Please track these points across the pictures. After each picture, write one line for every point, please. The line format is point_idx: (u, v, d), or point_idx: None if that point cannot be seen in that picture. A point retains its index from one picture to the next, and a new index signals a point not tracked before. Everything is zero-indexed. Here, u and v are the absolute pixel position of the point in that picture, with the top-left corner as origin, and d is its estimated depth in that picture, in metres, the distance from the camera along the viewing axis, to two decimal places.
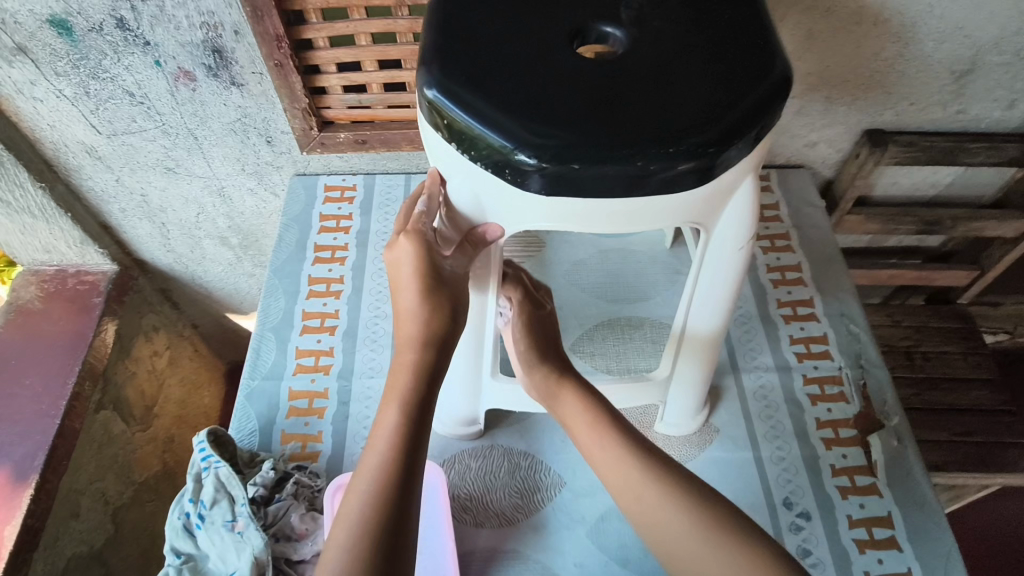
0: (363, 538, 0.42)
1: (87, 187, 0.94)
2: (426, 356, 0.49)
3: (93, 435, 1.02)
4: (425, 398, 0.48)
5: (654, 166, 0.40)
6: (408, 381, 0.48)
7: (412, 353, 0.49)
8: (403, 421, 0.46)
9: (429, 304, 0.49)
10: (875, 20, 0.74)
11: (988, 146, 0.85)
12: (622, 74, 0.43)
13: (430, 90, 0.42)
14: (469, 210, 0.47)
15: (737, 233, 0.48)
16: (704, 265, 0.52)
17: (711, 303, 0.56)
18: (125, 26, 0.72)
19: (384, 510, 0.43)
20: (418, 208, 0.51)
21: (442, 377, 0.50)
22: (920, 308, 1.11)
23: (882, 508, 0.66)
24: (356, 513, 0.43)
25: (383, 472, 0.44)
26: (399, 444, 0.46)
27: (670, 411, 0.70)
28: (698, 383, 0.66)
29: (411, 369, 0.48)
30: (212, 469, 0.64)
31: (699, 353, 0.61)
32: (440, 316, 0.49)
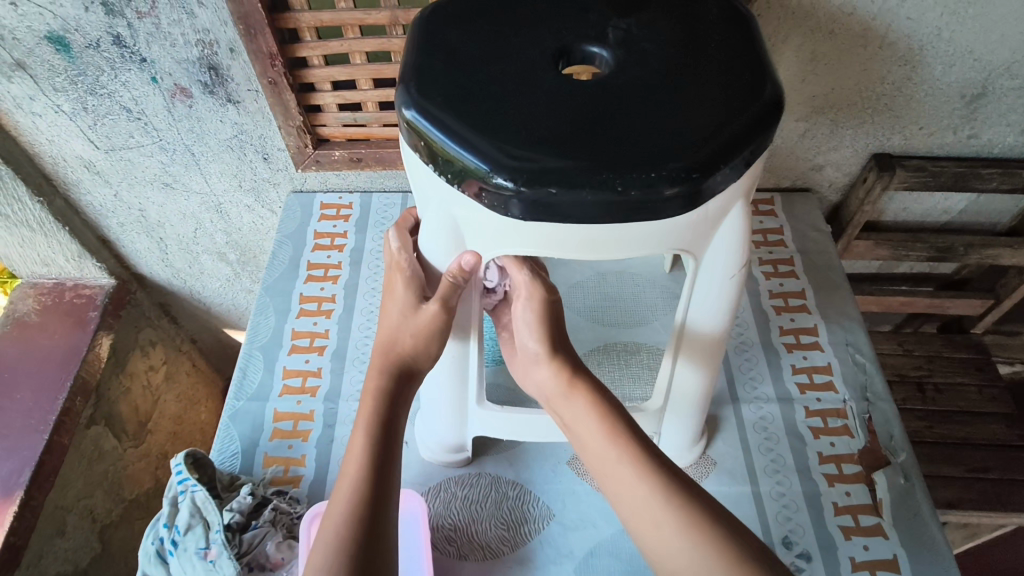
0: (341, 561, 0.42)
1: (86, 202, 0.94)
2: (391, 382, 0.51)
3: (83, 451, 1.01)
4: (392, 419, 0.49)
5: (634, 191, 0.38)
6: (375, 405, 0.50)
7: (377, 379, 0.51)
8: (371, 442, 0.48)
9: (406, 335, 0.51)
10: (881, 43, 0.72)
11: (1002, 171, 0.81)
12: (606, 96, 0.41)
13: (409, 110, 0.41)
14: (446, 238, 0.46)
15: (728, 259, 0.46)
16: (693, 297, 0.50)
17: (700, 334, 0.54)
18: (121, 44, 0.72)
19: (360, 531, 0.43)
20: (394, 245, 0.52)
21: (408, 402, 0.52)
22: (932, 338, 1.08)
23: (888, 550, 0.62)
24: (334, 540, 0.43)
25: (355, 500, 0.45)
26: (370, 466, 0.46)
27: (666, 434, 0.66)
28: (692, 414, 0.63)
29: (376, 395, 0.50)
30: (189, 493, 0.62)
31: (691, 388, 0.60)
32: (410, 345, 0.51)
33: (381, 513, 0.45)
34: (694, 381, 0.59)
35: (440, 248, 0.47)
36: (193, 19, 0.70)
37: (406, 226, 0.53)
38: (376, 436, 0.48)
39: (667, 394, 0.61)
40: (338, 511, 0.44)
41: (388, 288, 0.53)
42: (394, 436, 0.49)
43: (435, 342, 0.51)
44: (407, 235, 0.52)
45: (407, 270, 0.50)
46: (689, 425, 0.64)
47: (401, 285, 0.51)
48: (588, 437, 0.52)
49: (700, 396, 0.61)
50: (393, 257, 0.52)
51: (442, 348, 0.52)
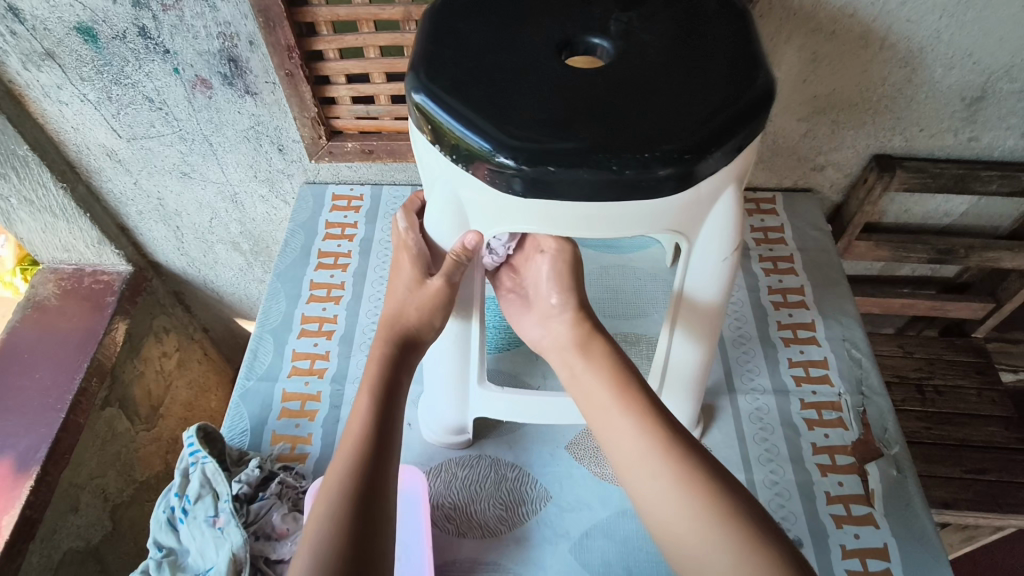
0: (342, 505, 0.44)
1: (107, 189, 0.98)
2: (394, 351, 0.53)
3: (97, 431, 1.04)
4: (395, 383, 0.52)
5: (629, 171, 0.40)
6: (378, 370, 0.52)
7: (382, 347, 0.53)
8: (373, 401, 0.50)
9: (411, 308, 0.53)
10: (881, 44, 0.74)
11: (1002, 174, 0.83)
12: (605, 83, 0.43)
13: (418, 94, 0.43)
14: (452, 217, 0.48)
15: (719, 244, 0.48)
16: (687, 282, 0.53)
17: (696, 310, 0.55)
18: (146, 35, 0.75)
19: (360, 482, 0.45)
20: (401, 225, 0.54)
21: (410, 368, 0.54)
22: (933, 341, 1.08)
23: (878, 538, 0.63)
24: (336, 485, 0.45)
25: (357, 452, 0.47)
26: (373, 424, 0.49)
27: (672, 371, 0.62)
28: (691, 381, 0.63)
29: (380, 360, 0.52)
30: (200, 465, 0.65)
31: (698, 323, 0.56)
32: (414, 318, 0.53)
33: (382, 467, 0.47)
34: (697, 326, 0.56)
35: (446, 227, 0.49)
36: (216, 12, 0.73)
37: (414, 208, 0.56)
38: (379, 398, 0.50)
39: (671, 330, 0.57)
40: (339, 463, 0.47)
41: (395, 266, 0.55)
42: (397, 400, 0.51)
43: (439, 315, 0.53)
44: (414, 217, 0.54)
45: (413, 247, 0.53)
46: (693, 373, 0.61)
47: (407, 263, 0.53)
48: (595, 395, 0.54)
49: (707, 340, 0.58)
50: (401, 236, 0.54)
51: (445, 320, 0.54)
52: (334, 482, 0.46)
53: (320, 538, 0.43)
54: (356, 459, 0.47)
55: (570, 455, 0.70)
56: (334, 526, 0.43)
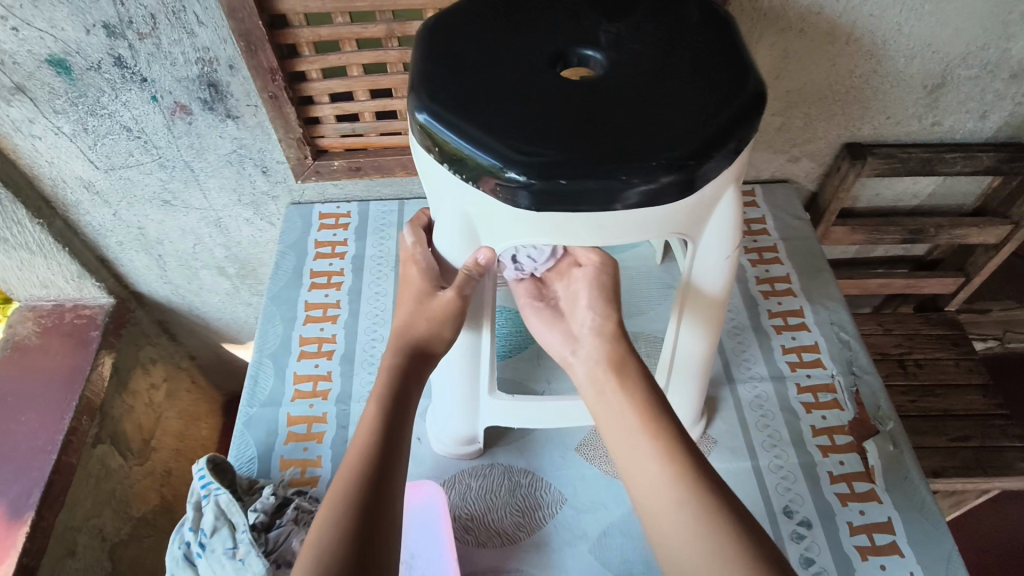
0: (348, 507, 0.44)
1: (85, 222, 0.96)
2: (402, 360, 0.53)
3: (91, 470, 1.02)
4: (404, 394, 0.51)
5: (637, 180, 0.41)
6: (387, 380, 0.52)
7: (392, 357, 0.54)
8: (380, 407, 0.50)
9: (420, 320, 0.53)
10: (848, 38, 0.77)
11: (964, 154, 0.87)
12: (603, 94, 0.44)
13: (422, 114, 0.44)
14: (462, 234, 0.49)
15: (720, 245, 0.50)
16: (690, 283, 0.55)
17: (700, 312, 0.57)
18: (122, 64, 0.74)
19: (365, 490, 0.45)
20: (410, 240, 0.55)
21: (422, 378, 0.54)
22: (910, 317, 1.13)
23: (882, 513, 0.66)
24: (342, 487, 0.45)
25: (363, 457, 0.47)
26: (379, 434, 0.48)
27: (679, 358, 0.62)
28: (695, 372, 0.64)
29: (390, 369, 0.53)
30: (212, 497, 0.64)
31: (702, 309, 0.57)
32: (424, 329, 0.54)
33: (387, 475, 0.46)
34: (700, 313, 0.57)
35: (457, 245, 0.50)
36: (194, 38, 0.72)
37: (421, 224, 0.57)
38: (386, 408, 0.50)
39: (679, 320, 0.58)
40: (345, 473, 0.46)
41: (404, 283, 0.56)
42: (404, 410, 0.51)
43: (449, 327, 0.53)
44: (422, 232, 0.56)
45: (422, 263, 0.54)
46: (699, 358, 0.62)
47: (417, 277, 0.54)
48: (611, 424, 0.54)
49: (711, 323, 0.58)
50: (410, 252, 0.55)
51: (456, 331, 0.54)
52: (339, 491, 0.45)
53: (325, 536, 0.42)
54: (362, 469, 0.46)
55: (581, 457, 0.72)
56: (339, 534, 0.42)
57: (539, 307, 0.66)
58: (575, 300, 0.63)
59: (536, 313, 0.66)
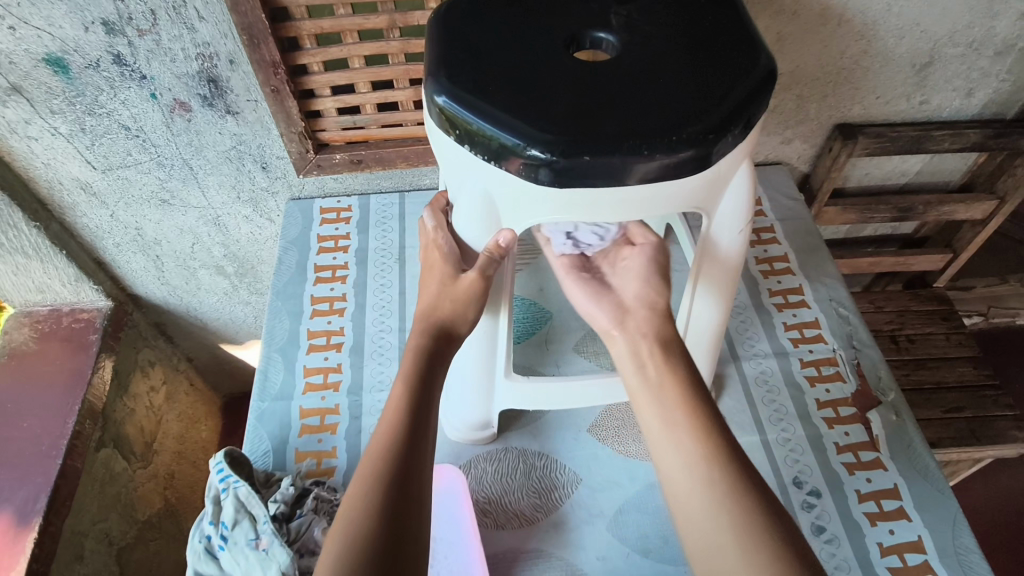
0: (376, 488, 0.44)
1: (82, 224, 0.95)
2: (426, 342, 0.53)
3: (96, 474, 1.01)
4: (430, 374, 0.52)
5: (659, 155, 0.42)
6: (413, 362, 0.52)
7: (417, 339, 0.54)
8: (407, 389, 0.50)
9: (444, 301, 0.54)
10: (839, 20, 0.79)
11: (952, 132, 0.90)
12: (619, 74, 0.45)
13: (441, 97, 0.45)
14: (484, 217, 0.50)
15: (733, 220, 0.52)
16: (703, 260, 0.56)
17: (712, 289, 0.58)
18: (121, 62, 0.74)
19: (392, 470, 0.45)
20: (429, 224, 0.56)
21: (447, 357, 0.54)
22: (900, 294, 1.16)
23: (888, 480, 0.68)
24: (370, 468, 0.46)
25: (391, 438, 0.47)
26: (406, 415, 0.49)
27: (692, 328, 0.63)
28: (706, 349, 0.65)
29: (416, 351, 0.53)
30: (231, 490, 0.63)
31: (716, 277, 0.57)
32: (449, 311, 0.54)
33: (415, 455, 0.47)
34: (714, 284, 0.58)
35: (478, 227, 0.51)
36: (194, 33, 0.72)
37: (441, 206, 0.57)
38: (412, 388, 0.50)
39: (693, 288, 0.59)
40: (372, 453, 0.47)
41: (425, 268, 0.57)
42: (430, 389, 0.51)
43: (473, 308, 0.54)
44: (442, 215, 0.56)
45: (444, 248, 0.54)
46: (710, 334, 0.63)
47: (439, 262, 0.55)
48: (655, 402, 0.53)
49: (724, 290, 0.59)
50: (431, 236, 0.56)
51: (480, 312, 0.55)
52: (368, 472, 0.46)
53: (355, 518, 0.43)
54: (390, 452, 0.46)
55: (594, 437, 0.73)
56: (368, 518, 0.43)
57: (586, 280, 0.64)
58: (625, 279, 0.62)
59: (579, 282, 0.64)
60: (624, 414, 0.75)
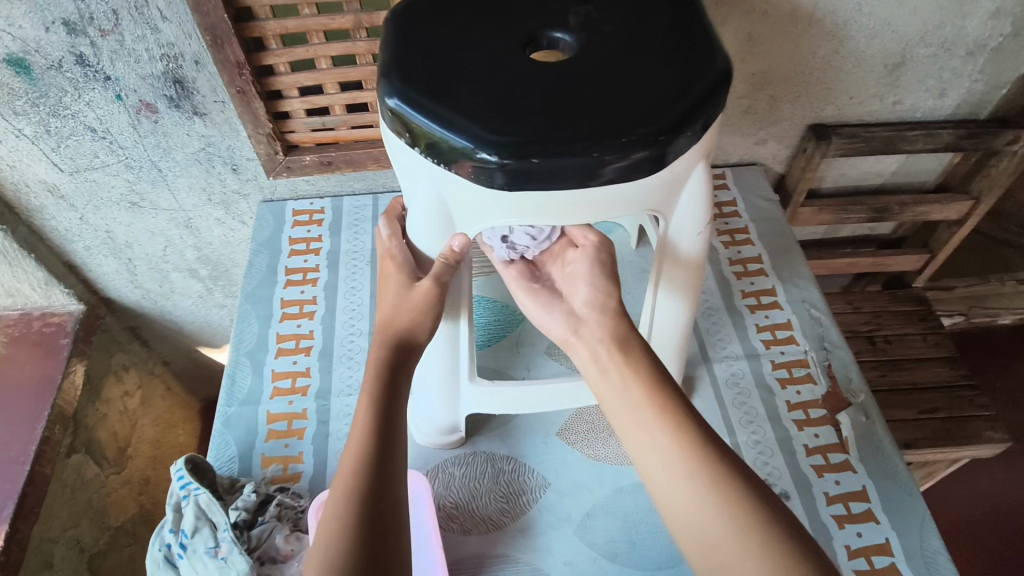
0: (351, 511, 0.44)
1: (50, 227, 0.94)
2: (387, 353, 0.52)
3: (66, 480, 1.00)
4: (394, 386, 0.51)
5: (610, 156, 0.41)
6: (375, 375, 0.51)
7: (377, 352, 0.53)
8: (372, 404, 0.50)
9: (402, 310, 0.53)
10: (810, 20, 0.78)
11: (926, 132, 0.90)
12: (573, 75, 0.45)
13: (391, 99, 0.44)
14: (439, 223, 0.50)
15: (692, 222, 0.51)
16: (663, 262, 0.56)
17: (673, 290, 0.58)
18: (84, 63, 0.73)
19: (366, 490, 0.45)
20: (383, 232, 0.55)
21: (409, 367, 0.53)
22: (878, 294, 1.16)
23: (856, 482, 0.68)
24: (343, 491, 0.45)
25: (361, 457, 0.47)
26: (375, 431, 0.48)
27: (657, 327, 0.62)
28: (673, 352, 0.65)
29: (377, 364, 0.52)
30: (192, 497, 0.63)
31: (677, 270, 0.56)
32: (407, 320, 0.53)
33: (388, 474, 0.47)
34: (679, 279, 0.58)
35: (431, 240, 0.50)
36: (157, 33, 0.71)
37: (395, 214, 0.57)
38: (378, 403, 0.50)
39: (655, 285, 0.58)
40: (344, 474, 0.46)
41: (381, 277, 0.56)
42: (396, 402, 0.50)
43: (430, 317, 0.53)
44: (396, 223, 0.56)
45: (398, 258, 0.54)
46: (676, 336, 0.63)
47: (394, 271, 0.54)
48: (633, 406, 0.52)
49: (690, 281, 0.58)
50: (385, 245, 0.55)
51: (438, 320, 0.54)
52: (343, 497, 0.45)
53: (331, 544, 0.43)
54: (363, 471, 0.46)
55: (562, 441, 0.72)
56: (346, 544, 0.42)
57: (537, 289, 0.63)
58: (573, 283, 0.61)
59: (528, 289, 0.64)
60: (594, 417, 0.74)
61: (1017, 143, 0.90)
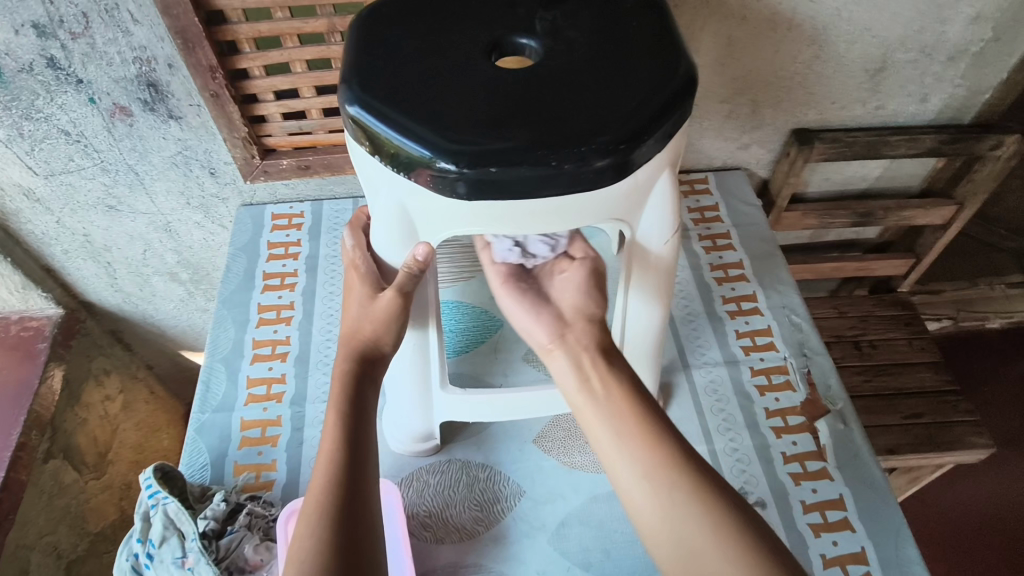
0: (327, 523, 0.43)
1: (27, 230, 0.93)
2: (353, 366, 0.52)
3: (43, 486, 1.01)
4: (360, 399, 0.51)
5: (568, 165, 0.41)
6: (341, 388, 0.51)
7: (343, 364, 0.52)
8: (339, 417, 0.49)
9: (366, 322, 0.52)
10: (789, 25, 0.78)
11: (907, 138, 0.89)
12: (535, 82, 0.44)
13: (352, 106, 0.43)
14: (401, 232, 0.49)
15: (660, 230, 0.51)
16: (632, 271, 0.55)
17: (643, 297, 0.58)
18: (56, 66, 0.72)
19: (341, 503, 0.45)
20: (348, 243, 0.55)
21: (376, 378, 0.53)
22: (864, 299, 1.15)
23: (833, 490, 0.67)
24: (317, 504, 0.45)
25: (333, 470, 0.46)
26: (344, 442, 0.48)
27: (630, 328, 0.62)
28: (647, 361, 0.65)
29: (343, 377, 0.52)
30: (160, 506, 0.62)
31: (649, 274, 0.55)
32: (371, 332, 0.53)
33: (361, 485, 0.46)
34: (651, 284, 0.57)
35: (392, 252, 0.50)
36: (129, 36, 0.71)
37: (360, 226, 0.56)
38: (346, 416, 0.49)
39: (627, 287, 0.57)
40: (316, 487, 0.46)
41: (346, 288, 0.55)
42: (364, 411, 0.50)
43: (394, 328, 0.53)
44: (361, 234, 0.55)
45: (362, 269, 0.53)
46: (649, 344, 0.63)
47: (357, 282, 0.53)
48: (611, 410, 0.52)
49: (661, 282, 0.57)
50: (350, 255, 0.55)
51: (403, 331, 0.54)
52: (316, 512, 0.44)
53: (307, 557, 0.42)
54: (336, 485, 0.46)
55: (539, 449, 0.72)
56: (321, 561, 0.41)
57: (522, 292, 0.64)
58: (563, 287, 0.62)
59: (516, 294, 0.64)
60: (572, 425, 0.74)
61: (999, 149, 0.90)
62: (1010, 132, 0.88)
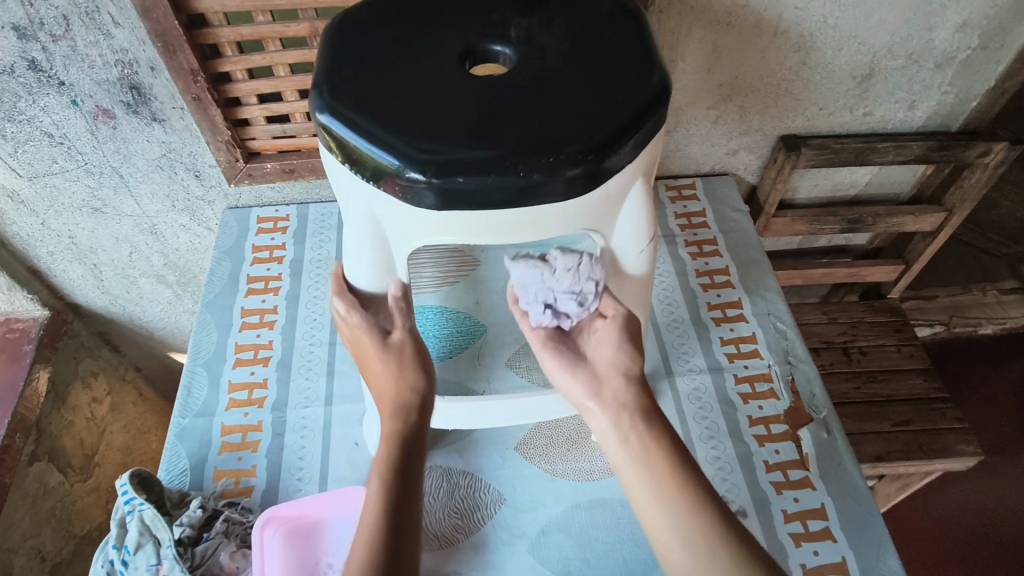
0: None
1: (12, 231, 0.92)
2: (396, 426, 0.53)
3: (27, 490, 1.01)
4: (407, 457, 0.52)
5: (536, 175, 0.40)
6: (388, 449, 0.52)
7: (389, 425, 0.53)
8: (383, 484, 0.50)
9: (402, 383, 0.55)
10: (775, 31, 0.78)
11: (896, 145, 0.89)
12: (507, 90, 0.44)
13: (322, 114, 0.43)
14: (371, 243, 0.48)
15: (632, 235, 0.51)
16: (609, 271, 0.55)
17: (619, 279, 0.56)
18: (37, 68, 0.72)
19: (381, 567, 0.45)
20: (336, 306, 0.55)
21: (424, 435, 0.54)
22: (855, 305, 1.15)
23: (815, 499, 0.67)
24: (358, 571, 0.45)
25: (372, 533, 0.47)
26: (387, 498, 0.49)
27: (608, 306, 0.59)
28: None
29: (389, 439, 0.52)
30: (136, 512, 0.62)
31: (629, 261, 0.54)
32: (407, 391, 0.54)
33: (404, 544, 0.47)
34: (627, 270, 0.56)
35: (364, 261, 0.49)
36: (110, 39, 0.70)
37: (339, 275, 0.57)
38: (393, 474, 0.50)
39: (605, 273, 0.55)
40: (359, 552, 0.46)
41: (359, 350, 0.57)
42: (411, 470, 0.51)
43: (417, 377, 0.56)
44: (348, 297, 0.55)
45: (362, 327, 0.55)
46: None
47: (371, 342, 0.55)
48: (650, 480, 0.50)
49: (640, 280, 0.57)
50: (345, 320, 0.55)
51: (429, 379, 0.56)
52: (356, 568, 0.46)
53: None
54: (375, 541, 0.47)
55: (520, 456, 0.71)
56: None
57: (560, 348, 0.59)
58: (600, 346, 0.57)
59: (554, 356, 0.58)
60: (554, 431, 0.74)
61: (988, 156, 0.89)
62: (998, 139, 0.88)
